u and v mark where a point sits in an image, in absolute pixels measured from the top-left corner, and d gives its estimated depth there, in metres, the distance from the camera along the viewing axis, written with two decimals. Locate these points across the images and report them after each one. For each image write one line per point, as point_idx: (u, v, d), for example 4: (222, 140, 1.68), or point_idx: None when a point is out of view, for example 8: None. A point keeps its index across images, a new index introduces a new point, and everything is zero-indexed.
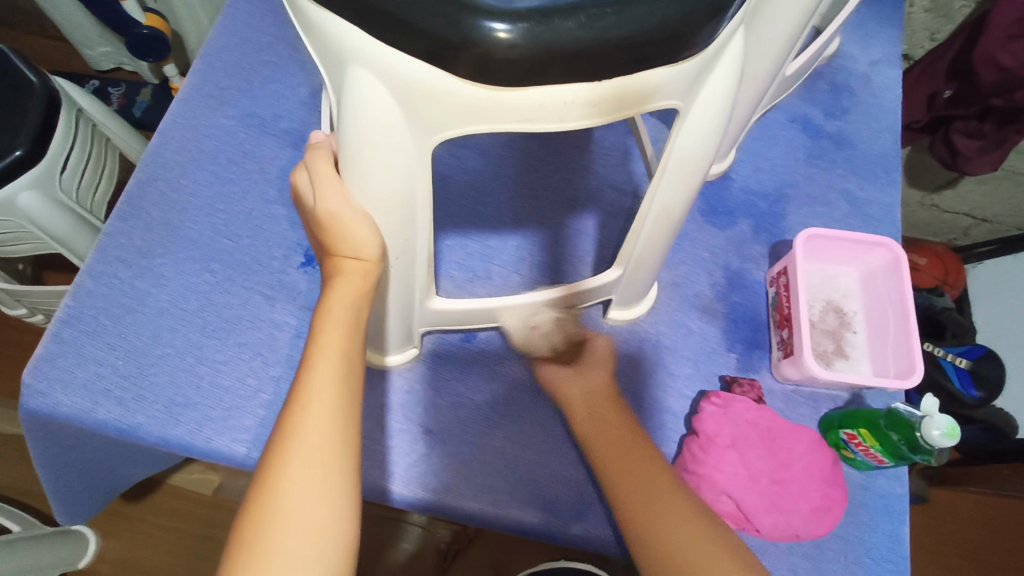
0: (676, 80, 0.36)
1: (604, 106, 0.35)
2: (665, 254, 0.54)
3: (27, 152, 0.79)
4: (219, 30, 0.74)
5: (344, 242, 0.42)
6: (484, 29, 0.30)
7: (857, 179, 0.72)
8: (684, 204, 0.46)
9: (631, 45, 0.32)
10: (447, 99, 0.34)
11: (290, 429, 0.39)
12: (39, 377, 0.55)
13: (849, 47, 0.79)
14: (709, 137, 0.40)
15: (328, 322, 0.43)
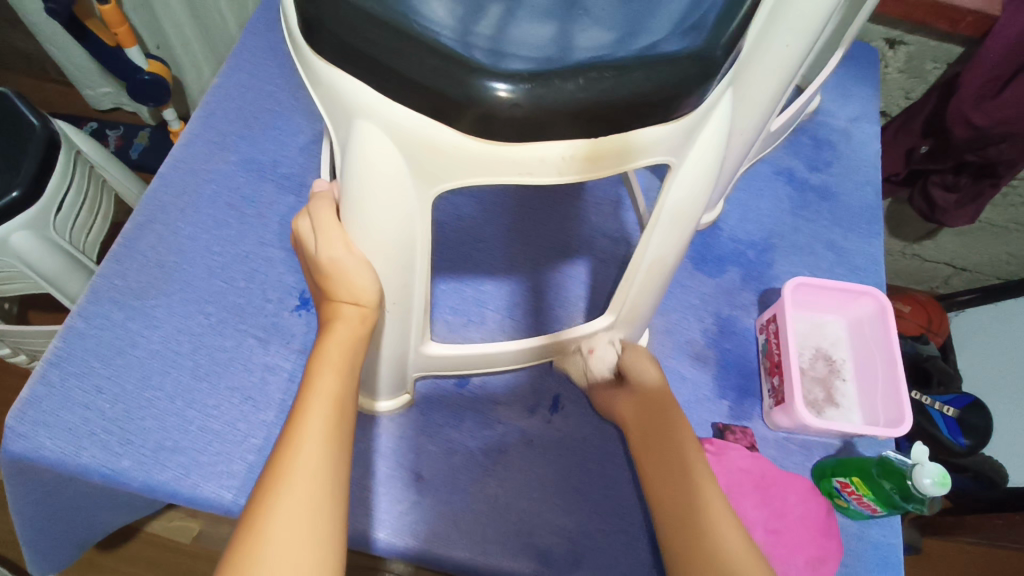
0: (667, 138, 0.38)
1: (598, 162, 0.37)
2: (656, 303, 0.55)
3: (24, 192, 0.80)
4: (222, 78, 0.76)
5: (343, 287, 0.43)
6: (488, 89, 0.31)
7: (841, 230, 0.75)
8: (675, 256, 0.47)
9: (625, 104, 0.34)
10: (449, 153, 0.35)
11: (277, 474, 0.39)
12: (23, 421, 0.54)
13: (829, 104, 0.83)
14: (699, 191, 0.42)
15: (324, 365, 0.43)
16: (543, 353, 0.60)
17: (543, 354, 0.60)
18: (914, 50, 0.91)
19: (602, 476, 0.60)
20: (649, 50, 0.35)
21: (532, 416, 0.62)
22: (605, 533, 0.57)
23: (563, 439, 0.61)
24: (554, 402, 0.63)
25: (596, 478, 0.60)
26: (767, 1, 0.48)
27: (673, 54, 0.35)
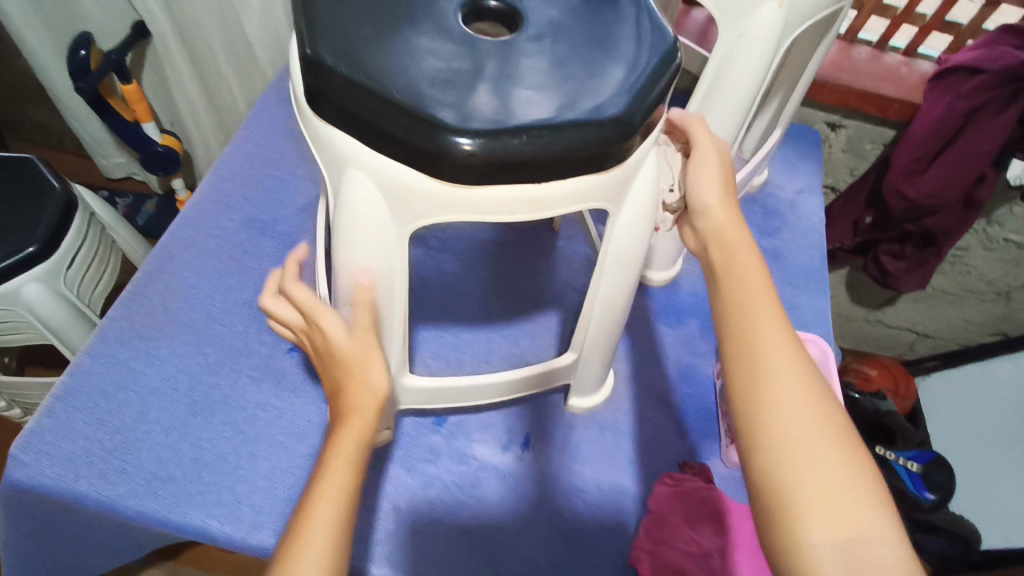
0: (604, 186, 0.45)
1: (545, 204, 0.44)
2: (615, 342, 0.61)
3: (40, 248, 0.87)
4: (231, 148, 0.85)
5: (357, 385, 0.45)
6: (450, 142, 0.39)
7: (790, 287, 0.82)
8: (625, 294, 0.54)
9: (562, 158, 0.41)
10: (422, 197, 0.42)
11: (302, 528, 0.40)
12: (27, 450, 0.58)
13: (776, 178, 0.92)
14: (638, 234, 0.49)
15: (341, 444, 0.44)
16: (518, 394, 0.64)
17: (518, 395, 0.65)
18: (853, 132, 1.02)
19: (570, 510, 0.63)
20: (591, 112, 0.42)
21: (505, 453, 0.66)
22: (573, 564, 0.60)
23: (534, 474, 0.65)
24: (525, 439, 0.67)
25: (565, 512, 0.63)
26: (702, 86, 0.60)
27: (609, 116, 0.42)
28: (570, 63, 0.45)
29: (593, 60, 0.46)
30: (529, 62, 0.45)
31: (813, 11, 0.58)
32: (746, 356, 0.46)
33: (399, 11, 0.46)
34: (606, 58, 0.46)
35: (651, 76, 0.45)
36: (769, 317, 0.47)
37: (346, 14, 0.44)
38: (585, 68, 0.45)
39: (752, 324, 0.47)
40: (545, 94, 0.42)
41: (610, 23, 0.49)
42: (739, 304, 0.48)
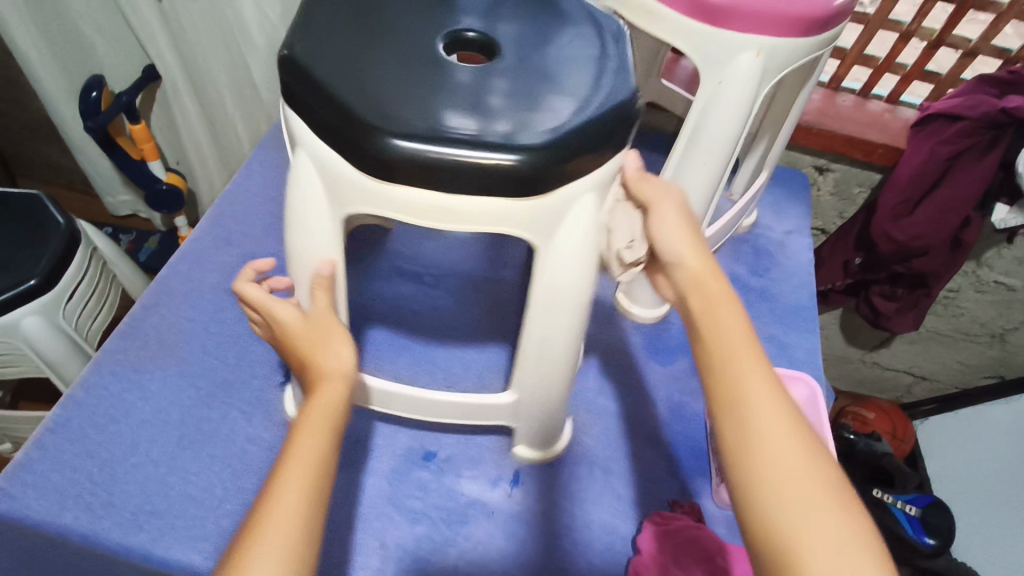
0: (524, 214, 0.47)
1: (458, 216, 0.47)
2: (560, 391, 0.60)
3: (41, 281, 0.88)
4: (234, 186, 0.87)
5: (323, 354, 0.50)
6: (368, 136, 0.43)
7: (781, 326, 0.83)
8: (562, 338, 0.54)
9: (484, 176, 0.44)
10: (351, 185, 0.47)
11: (261, 519, 0.39)
12: (14, 483, 0.59)
13: (766, 220, 0.94)
14: (567, 272, 0.50)
15: (301, 449, 0.43)
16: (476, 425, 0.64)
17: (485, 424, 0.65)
18: (840, 176, 1.05)
19: (559, 549, 0.62)
20: (530, 138, 0.44)
21: (494, 489, 0.65)
22: None
23: (523, 512, 0.64)
24: (515, 476, 0.67)
25: (554, 551, 0.62)
26: (687, 128, 0.62)
27: (544, 142, 0.44)
28: (527, 93, 0.48)
29: (552, 92, 0.48)
30: (489, 89, 0.48)
31: (794, 59, 0.60)
32: (728, 404, 0.43)
33: (386, 43, 0.50)
34: (563, 92, 0.48)
35: (601, 114, 0.47)
36: (749, 359, 0.45)
37: (334, 27, 0.50)
38: (544, 100, 0.48)
39: (733, 369, 0.44)
40: (489, 119, 0.45)
41: (585, 62, 0.52)
42: (719, 349, 0.46)
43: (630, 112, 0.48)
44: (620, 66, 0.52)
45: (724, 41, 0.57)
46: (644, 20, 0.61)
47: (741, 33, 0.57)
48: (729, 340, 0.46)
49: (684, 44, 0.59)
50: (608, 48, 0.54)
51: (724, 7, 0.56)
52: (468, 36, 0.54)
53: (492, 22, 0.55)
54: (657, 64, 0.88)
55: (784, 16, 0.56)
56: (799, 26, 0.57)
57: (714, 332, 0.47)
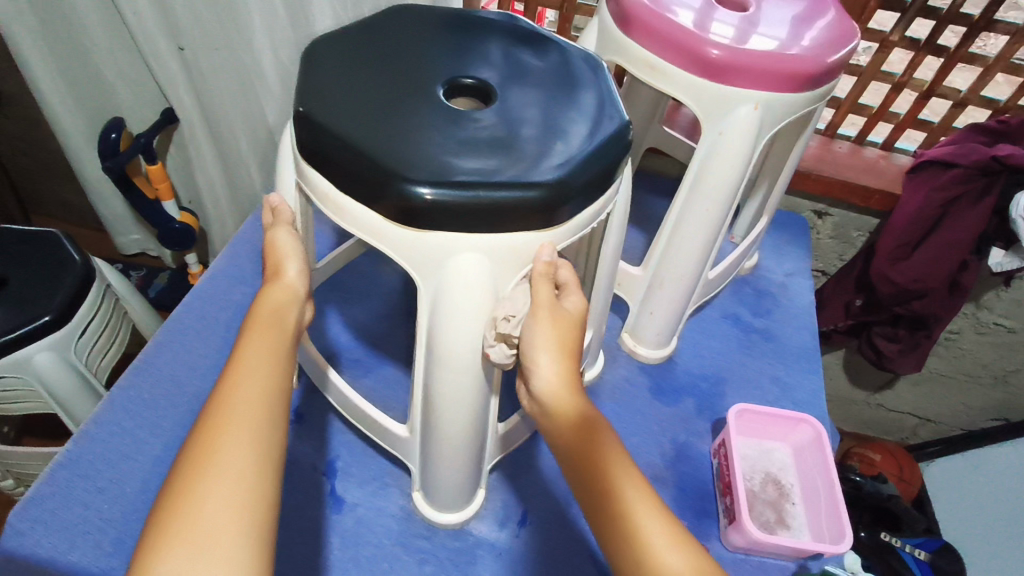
0: (406, 245, 0.48)
1: (358, 223, 0.50)
2: (449, 451, 0.57)
3: (55, 317, 0.89)
4: (248, 225, 0.89)
5: (278, 266, 0.54)
6: (308, 128, 0.49)
7: (784, 367, 0.84)
8: (439, 395, 0.53)
9: (385, 195, 0.46)
10: (302, 169, 0.53)
11: (221, 403, 0.42)
12: (23, 518, 0.58)
13: (766, 262, 0.97)
14: (436, 320, 0.49)
15: (249, 353, 0.46)
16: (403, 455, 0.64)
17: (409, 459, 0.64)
18: (839, 220, 1.08)
19: None
20: (447, 174, 0.46)
21: (500, 530, 0.65)
22: None
23: (529, 553, 0.64)
24: (522, 516, 0.67)
25: None
26: (688, 177, 0.65)
27: (453, 180, 0.45)
28: (479, 138, 0.49)
29: (518, 140, 0.50)
30: (449, 131, 0.50)
31: (790, 112, 0.62)
32: (616, 526, 0.43)
33: (386, 87, 0.53)
34: (540, 144, 0.50)
35: (532, 176, 0.46)
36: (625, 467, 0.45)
37: (355, 56, 0.56)
38: (491, 149, 0.48)
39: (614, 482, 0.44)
40: (421, 151, 0.47)
41: (560, 123, 0.52)
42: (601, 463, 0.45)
43: (568, 186, 0.47)
44: (587, 135, 0.51)
45: (724, 95, 0.60)
46: (646, 73, 0.63)
47: (741, 88, 0.60)
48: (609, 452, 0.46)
49: (685, 96, 0.62)
50: (600, 101, 0.55)
51: (724, 63, 0.59)
52: (463, 81, 0.56)
53: (496, 71, 0.57)
54: (659, 112, 0.92)
55: (782, 72, 0.59)
56: (796, 82, 0.60)
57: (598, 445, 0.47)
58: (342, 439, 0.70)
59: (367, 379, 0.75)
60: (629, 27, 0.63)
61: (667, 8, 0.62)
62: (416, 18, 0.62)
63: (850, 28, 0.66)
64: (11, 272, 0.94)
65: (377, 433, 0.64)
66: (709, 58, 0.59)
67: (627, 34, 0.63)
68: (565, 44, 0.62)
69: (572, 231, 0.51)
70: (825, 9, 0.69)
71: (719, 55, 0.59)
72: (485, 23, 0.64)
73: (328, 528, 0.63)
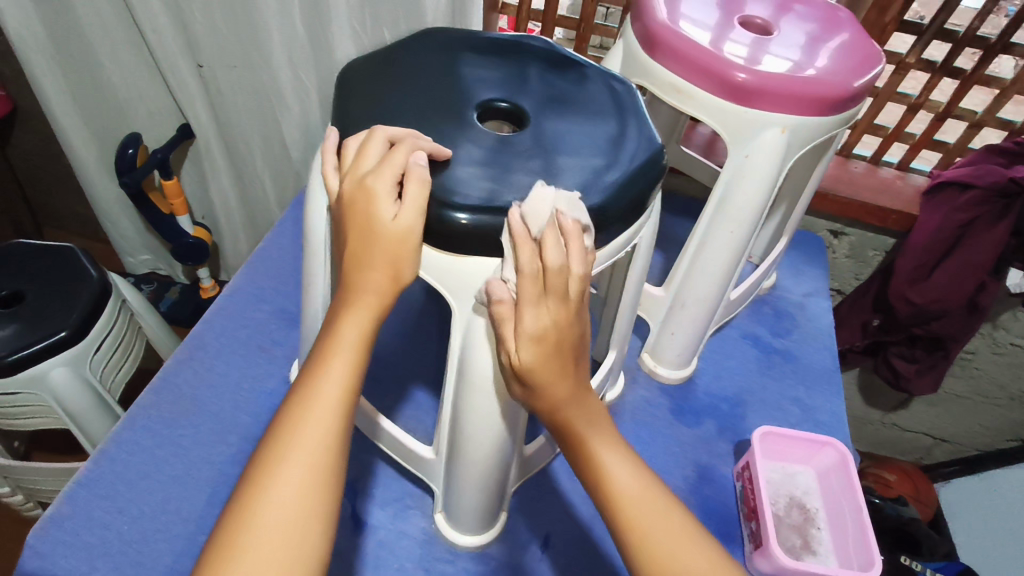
0: (438, 267, 0.49)
1: None
2: (472, 474, 0.57)
3: (71, 332, 0.89)
4: (266, 242, 0.89)
5: (376, 264, 0.46)
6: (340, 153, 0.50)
7: (805, 389, 0.83)
8: (468, 417, 0.53)
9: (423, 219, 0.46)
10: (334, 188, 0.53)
11: (285, 437, 0.40)
12: (44, 539, 0.58)
13: (785, 281, 0.96)
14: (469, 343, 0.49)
15: (337, 354, 0.44)
16: (426, 476, 0.63)
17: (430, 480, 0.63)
18: (856, 239, 1.07)
19: None
20: (482, 200, 0.46)
21: (523, 554, 0.64)
22: None
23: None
24: (545, 540, 0.66)
25: None
26: (712, 199, 0.65)
27: (490, 208, 0.45)
28: (513, 163, 0.50)
29: (552, 166, 0.50)
30: (484, 156, 0.50)
31: (815, 136, 0.63)
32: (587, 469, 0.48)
33: (419, 110, 0.54)
34: (573, 168, 0.50)
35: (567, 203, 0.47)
36: (607, 440, 0.49)
37: (385, 83, 0.56)
38: (526, 175, 0.49)
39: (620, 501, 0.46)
40: (458, 177, 0.48)
41: (593, 149, 0.52)
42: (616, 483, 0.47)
43: (603, 214, 0.48)
44: (620, 161, 0.51)
45: (751, 119, 0.60)
46: (672, 96, 0.64)
47: (768, 112, 0.60)
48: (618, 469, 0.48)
49: (711, 120, 0.62)
50: (630, 126, 0.55)
51: (751, 87, 0.59)
52: (498, 105, 0.57)
53: (527, 95, 0.58)
54: (677, 131, 0.92)
55: (809, 96, 0.59)
56: (822, 105, 0.60)
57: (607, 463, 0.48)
58: (360, 460, 0.69)
59: (386, 398, 0.75)
60: (655, 50, 0.63)
61: (692, 32, 0.63)
62: (447, 41, 0.63)
63: (873, 51, 0.67)
64: (28, 288, 0.94)
65: (402, 455, 0.64)
66: (736, 82, 0.59)
67: (653, 57, 0.64)
68: (598, 69, 0.63)
69: (602, 259, 0.51)
70: (847, 31, 0.69)
71: (746, 79, 0.59)
72: (517, 46, 0.64)
73: (350, 550, 0.62)
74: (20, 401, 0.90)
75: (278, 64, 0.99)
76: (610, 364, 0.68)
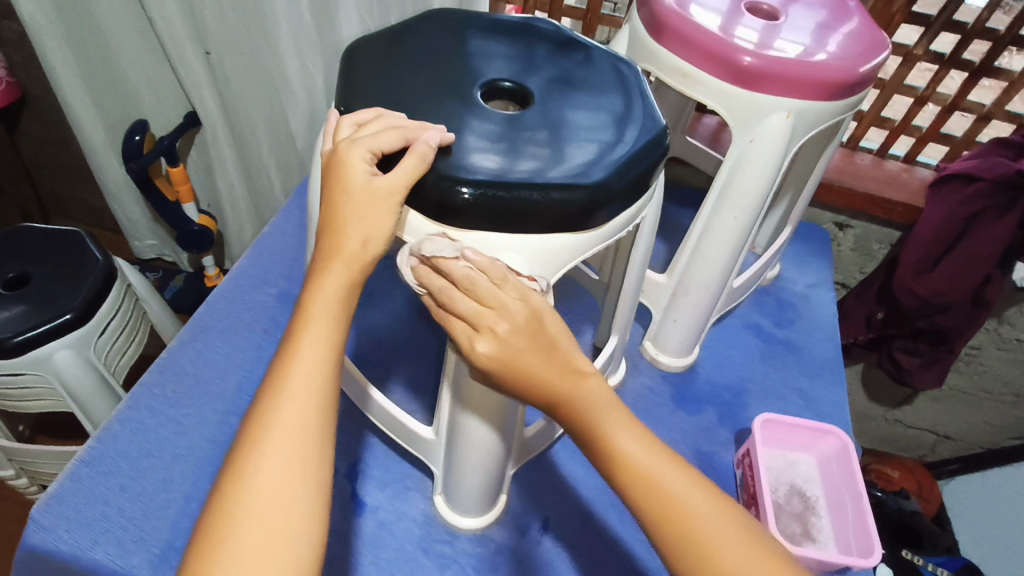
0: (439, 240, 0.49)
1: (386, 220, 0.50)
2: (471, 455, 0.57)
3: (76, 315, 0.89)
4: (271, 227, 0.89)
5: (355, 231, 0.45)
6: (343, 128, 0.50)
7: (807, 378, 0.83)
8: (469, 397, 0.53)
9: (422, 190, 0.46)
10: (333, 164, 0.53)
11: (262, 421, 0.40)
12: (46, 513, 0.58)
13: (788, 272, 0.96)
14: None
15: (311, 323, 0.43)
16: (425, 456, 0.63)
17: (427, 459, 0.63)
18: (860, 232, 1.07)
19: None
20: (488, 173, 0.46)
21: (523, 536, 0.65)
22: None
23: (551, 560, 0.63)
24: (545, 523, 0.66)
25: None
26: (716, 184, 0.65)
27: (492, 180, 0.45)
28: (515, 139, 0.50)
29: (554, 143, 0.50)
30: (487, 133, 0.50)
31: (821, 121, 0.62)
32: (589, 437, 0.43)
33: (425, 88, 0.54)
34: (575, 146, 0.50)
35: (576, 179, 0.47)
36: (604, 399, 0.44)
37: (389, 62, 0.56)
38: (532, 151, 0.49)
39: (656, 486, 0.41)
40: (462, 151, 0.48)
41: (596, 128, 0.52)
42: (641, 475, 0.41)
43: (609, 191, 0.48)
44: (626, 139, 0.51)
45: (758, 103, 0.60)
46: (677, 80, 0.63)
47: (774, 95, 0.60)
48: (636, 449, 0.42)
49: (717, 104, 0.62)
50: (632, 105, 0.55)
51: (756, 71, 0.59)
52: (503, 85, 0.57)
53: (536, 75, 0.58)
54: (682, 119, 0.92)
55: (815, 80, 0.59)
56: (828, 89, 0.60)
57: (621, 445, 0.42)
58: (361, 442, 0.70)
59: (388, 381, 0.75)
60: (661, 34, 0.63)
61: (699, 16, 0.63)
62: (455, 22, 0.63)
63: (879, 37, 0.66)
64: (34, 270, 0.94)
65: (401, 435, 0.64)
66: (742, 65, 0.59)
67: (659, 41, 0.64)
68: (605, 50, 0.62)
69: (605, 237, 0.51)
70: (853, 17, 0.69)
71: (752, 62, 0.59)
72: (529, 29, 0.64)
73: (349, 530, 0.62)
74: (24, 382, 0.90)
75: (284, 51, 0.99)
76: (611, 351, 0.68)
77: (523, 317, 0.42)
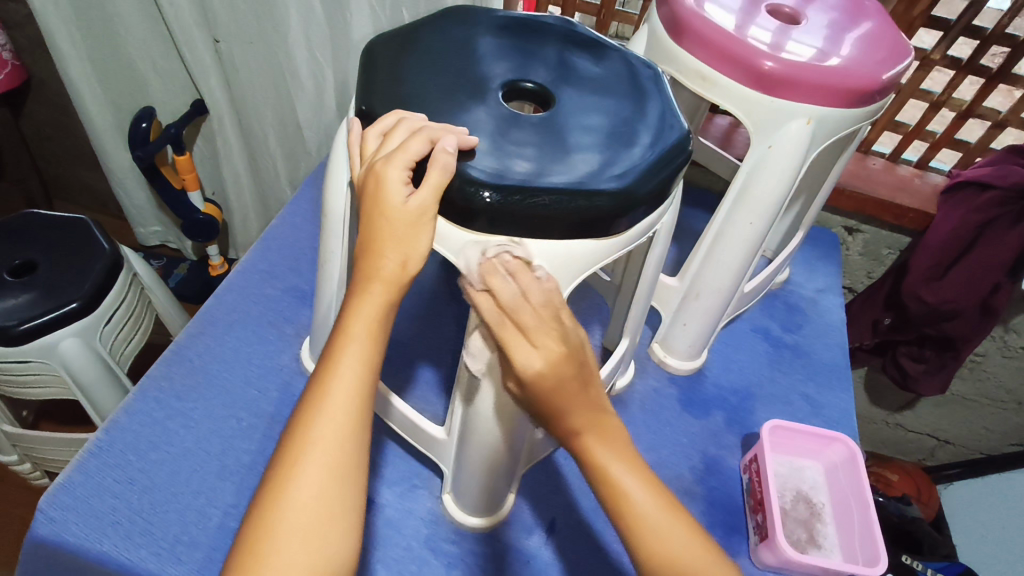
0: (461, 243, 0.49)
1: None
2: (484, 457, 0.57)
3: (83, 304, 0.89)
4: (280, 219, 0.88)
5: (392, 250, 0.45)
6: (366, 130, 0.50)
7: (814, 385, 0.82)
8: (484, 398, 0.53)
9: (449, 199, 0.46)
10: None
11: (301, 443, 0.40)
12: (54, 505, 0.58)
13: (797, 277, 0.96)
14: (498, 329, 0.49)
15: (350, 342, 0.44)
16: (437, 455, 0.63)
17: (439, 458, 0.63)
18: (870, 237, 1.07)
19: None
20: (511, 177, 0.46)
21: (529, 537, 0.64)
22: None
23: (556, 561, 0.63)
24: (551, 525, 0.66)
25: None
26: (734, 187, 0.64)
27: (517, 185, 0.45)
28: (536, 141, 0.49)
29: (575, 146, 0.50)
30: (506, 135, 0.49)
31: (840, 128, 0.62)
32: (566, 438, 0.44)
33: (443, 87, 0.53)
34: (595, 150, 0.50)
35: (599, 185, 0.47)
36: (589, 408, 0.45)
37: (407, 59, 0.55)
38: (552, 156, 0.48)
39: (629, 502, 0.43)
40: (483, 155, 0.47)
41: (615, 132, 0.52)
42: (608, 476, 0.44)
43: (630, 197, 0.48)
44: (645, 144, 0.51)
45: (778, 108, 0.60)
46: (697, 83, 0.63)
47: (795, 102, 0.59)
48: (664, 533, 0.43)
49: (737, 108, 0.61)
50: (654, 110, 0.55)
51: (777, 76, 0.58)
52: (524, 86, 0.56)
53: (554, 75, 0.57)
54: (696, 118, 0.91)
55: (834, 87, 0.58)
56: (847, 96, 0.59)
57: (641, 515, 0.43)
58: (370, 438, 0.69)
59: (395, 378, 0.75)
60: (681, 35, 0.62)
61: (720, 18, 0.62)
62: (469, 19, 0.62)
63: (897, 42, 0.65)
64: (40, 257, 0.94)
65: (413, 435, 0.64)
66: (762, 70, 0.59)
67: (679, 43, 0.63)
68: (624, 50, 0.62)
69: (626, 243, 0.51)
70: (870, 21, 0.68)
71: (773, 67, 0.58)
72: (538, 25, 0.63)
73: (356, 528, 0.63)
74: (29, 370, 0.90)
75: (294, 42, 0.98)
76: (622, 353, 0.67)
77: (575, 344, 0.44)
